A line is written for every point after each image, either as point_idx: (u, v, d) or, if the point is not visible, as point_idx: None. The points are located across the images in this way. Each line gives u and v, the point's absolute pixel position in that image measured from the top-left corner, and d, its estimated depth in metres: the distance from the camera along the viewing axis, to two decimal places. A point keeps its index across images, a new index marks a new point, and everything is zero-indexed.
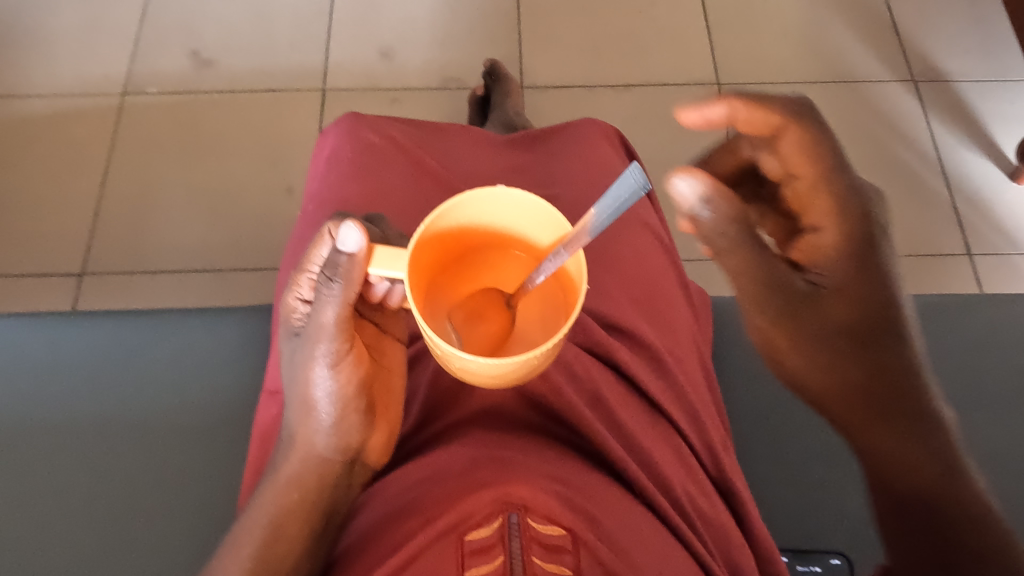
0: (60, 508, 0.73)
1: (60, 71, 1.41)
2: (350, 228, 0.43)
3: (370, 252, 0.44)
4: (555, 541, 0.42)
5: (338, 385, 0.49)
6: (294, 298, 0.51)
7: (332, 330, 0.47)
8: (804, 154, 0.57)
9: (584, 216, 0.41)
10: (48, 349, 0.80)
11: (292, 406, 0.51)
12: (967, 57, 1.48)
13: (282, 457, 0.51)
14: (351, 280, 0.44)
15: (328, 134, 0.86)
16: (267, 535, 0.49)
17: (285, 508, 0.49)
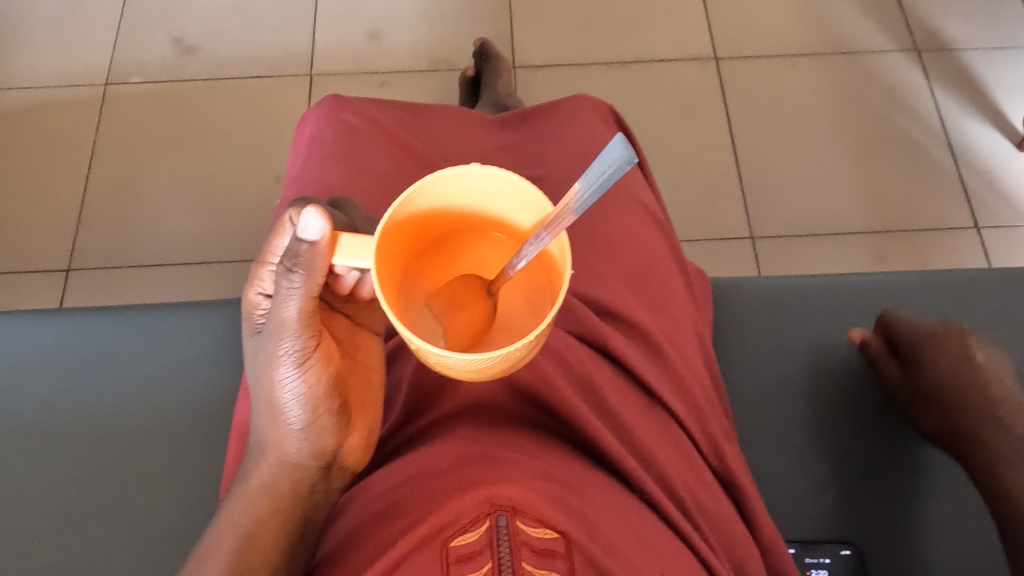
0: (40, 514, 0.71)
1: (40, 62, 1.37)
2: (311, 214, 0.39)
3: (335, 239, 0.40)
4: (546, 545, 0.39)
5: (306, 385, 0.45)
6: (255, 293, 0.47)
7: (296, 325, 0.44)
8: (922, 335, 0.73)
9: (568, 193, 0.37)
10: (24, 350, 0.77)
11: (258, 408, 0.47)
12: (972, 24, 1.44)
13: (252, 464, 0.48)
14: (314, 271, 0.41)
15: (308, 117, 0.82)
16: (235, 551, 0.44)
17: (256, 518, 0.46)
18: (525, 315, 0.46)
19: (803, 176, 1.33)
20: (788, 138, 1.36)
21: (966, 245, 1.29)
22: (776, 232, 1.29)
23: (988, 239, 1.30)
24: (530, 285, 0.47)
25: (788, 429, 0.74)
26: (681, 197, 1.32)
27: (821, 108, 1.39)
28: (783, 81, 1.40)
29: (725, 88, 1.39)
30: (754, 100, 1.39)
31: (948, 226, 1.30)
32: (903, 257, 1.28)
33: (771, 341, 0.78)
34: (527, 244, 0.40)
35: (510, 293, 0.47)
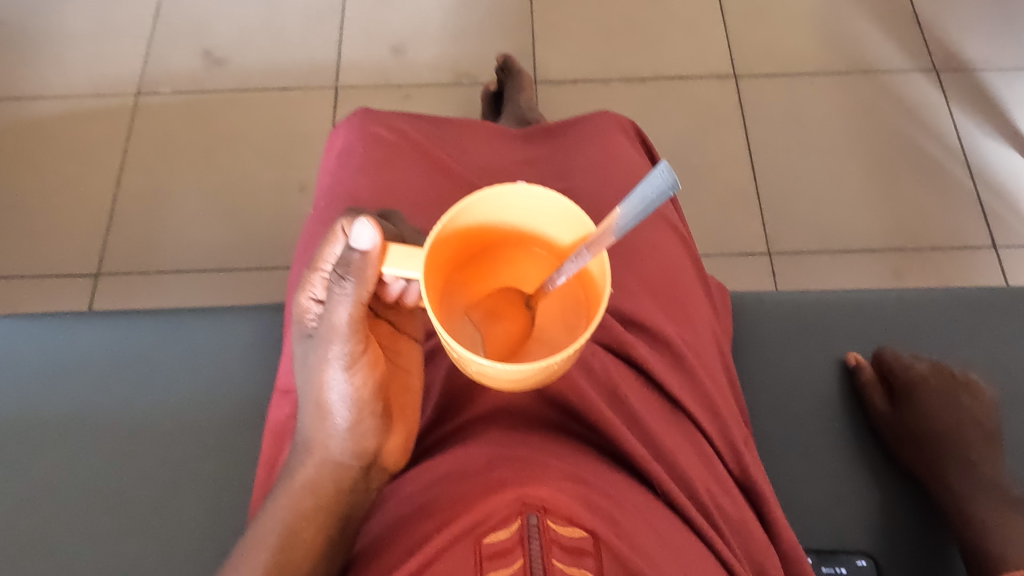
0: (76, 510, 0.73)
1: (74, 72, 1.41)
2: (364, 225, 0.42)
3: (385, 250, 0.43)
4: (575, 543, 0.41)
5: (353, 387, 0.47)
6: (307, 298, 0.50)
7: (346, 331, 0.46)
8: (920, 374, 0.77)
9: (610, 216, 0.39)
10: (63, 350, 0.80)
11: (306, 409, 0.49)
12: (990, 44, 1.45)
13: (296, 462, 0.50)
14: (364, 279, 0.43)
15: (340, 129, 0.85)
16: (280, 544, 0.47)
17: (299, 514, 0.48)
18: (560, 331, 0.47)
19: (821, 192, 1.35)
20: (806, 155, 1.38)
21: (983, 263, 1.30)
22: (794, 247, 1.31)
23: (1006, 257, 1.30)
24: (566, 301, 0.48)
25: (807, 441, 0.75)
26: (700, 212, 1.33)
27: (839, 125, 1.40)
28: (802, 98, 1.42)
29: (745, 105, 1.41)
30: (773, 117, 1.40)
31: (967, 244, 1.31)
32: (920, 275, 1.29)
33: (790, 355, 0.79)
34: (568, 261, 0.42)
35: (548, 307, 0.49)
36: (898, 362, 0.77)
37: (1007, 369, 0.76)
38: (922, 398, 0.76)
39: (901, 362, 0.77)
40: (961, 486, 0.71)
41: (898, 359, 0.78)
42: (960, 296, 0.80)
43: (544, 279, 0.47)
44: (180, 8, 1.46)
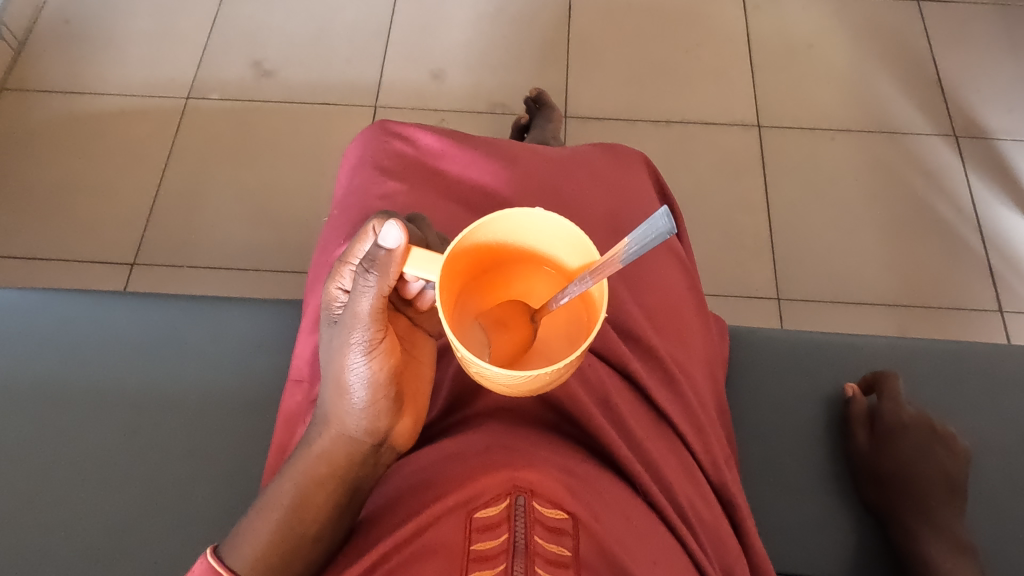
0: (98, 472, 0.78)
1: (131, 73, 1.50)
2: (393, 226, 0.46)
3: (408, 252, 0.47)
4: (557, 523, 0.46)
5: (371, 371, 0.52)
6: (335, 287, 0.55)
7: (367, 319, 0.51)
8: (903, 411, 0.79)
9: (616, 246, 0.42)
10: (101, 325, 0.86)
11: (326, 387, 0.55)
12: (1010, 115, 1.50)
13: (314, 434, 0.55)
14: (387, 274, 0.48)
15: (405, 125, 0.89)
16: (295, 505, 0.53)
17: (314, 481, 0.54)
18: (560, 345, 0.52)
19: (832, 244, 1.39)
20: (821, 207, 1.42)
21: (989, 325, 1.33)
22: (803, 294, 1.35)
23: (1011, 321, 1.33)
24: (570, 319, 0.53)
25: (789, 470, 0.79)
26: (713, 252, 1.38)
27: (856, 181, 1.44)
28: (821, 152, 1.47)
29: (765, 154, 1.46)
30: (791, 168, 1.45)
31: (973, 306, 1.34)
32: (925, 331, 1.32)
33: (782, 388, 0.83)
34: (572, 283, 0.46)
35: (551, 321, 0.54)
36: (894, 398, 0.79)
37: (984, 421, 0.79)
38: (909, 438, 0.78)
39: (896, 398, 0.79)
40: (923, 529, 0.72)
41: (894, 395, 0.80)
42: (947, 351, 0.84)
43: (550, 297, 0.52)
44: (236, 20, 1.55)
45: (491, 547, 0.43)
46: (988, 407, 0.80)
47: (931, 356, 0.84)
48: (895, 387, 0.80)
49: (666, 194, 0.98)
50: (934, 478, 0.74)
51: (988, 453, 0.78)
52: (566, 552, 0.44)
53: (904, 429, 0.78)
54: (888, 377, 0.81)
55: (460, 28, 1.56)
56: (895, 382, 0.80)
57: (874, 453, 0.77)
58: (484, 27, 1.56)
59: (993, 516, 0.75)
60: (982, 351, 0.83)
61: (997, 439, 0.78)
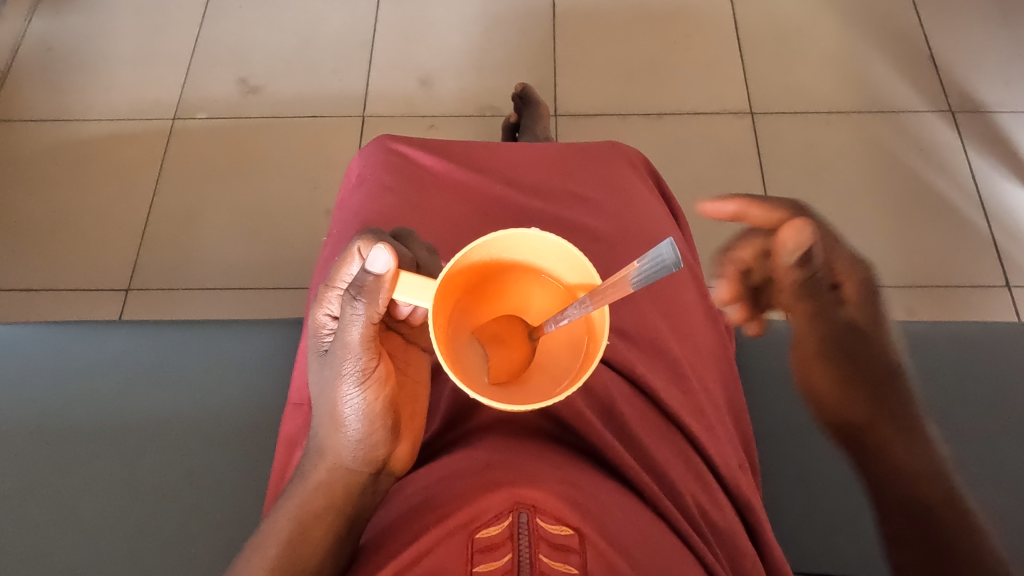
0: (95, 507, 0.76)
1: (116, 96, 1.48)
2: (380, 251, 0.46)
3: (397, 277, 0.47)
4: (562, 540, 0.44)
5: (365, 402, 0.52)
6: (323, 314, 0.54)
7: (359, 348, 0.50)
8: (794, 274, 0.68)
9: (624, 269, 0.41)
10: (92, 354, 0.84)
11: (320, 417, 0.54)
12: (1006, 88, 1.47)
13: (311, 465, 0.54)
14: (376, 301, 0.48)
15: (389, 142, 0.88)
16: (292, 539, 0.51)
17: (312, 513, 0.52)
18: (560, 361, 0.50)
19: (833, 228, 1.37)
20: (820, 192, 1.40)
21: (996, 302, 1.31)
22: None
23: (1020, 297, 1.31)
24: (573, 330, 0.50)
25: (802, 468, 0.79)
26: (713, 244, 1.36)
27: (855, 163, 1.42)
28: (816, 136, 1.45)
29: (759, 141, 1.44)
30: (788, 154, 1.43)
31: (980, 283, 1.32)
32: (932, 312, 1.30)
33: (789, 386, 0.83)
34: (570, 306, 0.45)
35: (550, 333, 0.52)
36: (863, 296, 0.71)
37: (984, 393, 0.79)
38: (888, 353, 0.74)
39: (867, 300, 0.72)
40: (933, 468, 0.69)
41: (860, 291, 0.71)
42: (955, 335, 0.82)
43: (549, 310, 0.51)
44: (219, 38, 1.53)
45: (494, 570, 0.42)
46: (986, 379, 0.80)
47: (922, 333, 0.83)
48: (858, 280, 0.71)
49: (662, 188, 0.97)
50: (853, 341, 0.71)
51: (994, 425, 0.77)
52: (573, 571, 0.43)
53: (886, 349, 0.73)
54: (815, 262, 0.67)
55: (445, 31, 1.54)
56: (852, 265, 0.70)
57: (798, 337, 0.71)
58: (469, 29, 1.54)
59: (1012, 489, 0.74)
60: (989, 332, 0.82)
61: (1001, 410, 0.78)
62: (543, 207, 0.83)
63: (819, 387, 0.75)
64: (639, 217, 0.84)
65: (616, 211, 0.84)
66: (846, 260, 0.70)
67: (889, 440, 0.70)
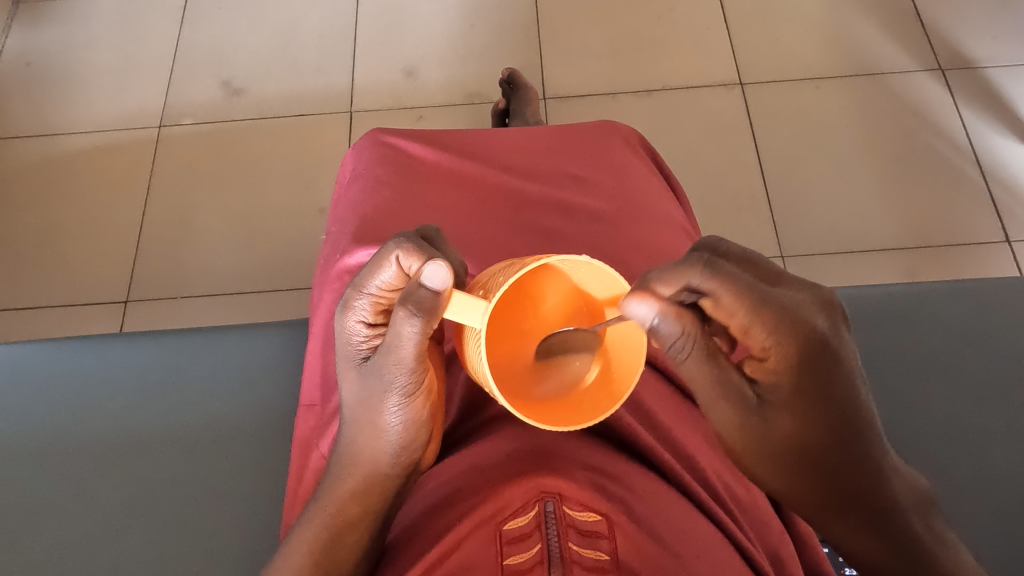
0: (115, 521, 0.76)
1: (99, 107, 1.47)
2: (441, 269, 0.46)
3: (451, 295, 0.46)
4: (591, 526, 0.45)
5: (410, 412, 0.53)
6: (355, 321, 0.53)
7: (411, 363, 0.51)
8: (736, 305, 0.51)
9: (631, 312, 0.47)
10: (98, 369, 0.83)
11: (360, 426, 0.55)
12: (994, 41, 1.46)
13: (346, 470, 0.55)
14: (432, 320, 0.48)
15: (383, 136, 0.87)
16: (332, 542, 0.54)
17: (349, 517, 0.54)
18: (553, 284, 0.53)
19: (830, 194, 1.36)
20: (816, 158, 1.39)
21: (997, 257, 1.30)
22: (807, 250, 1.32)
23: (1019, 251, 1.31)
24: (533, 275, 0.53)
25: None
26: (712, 218, 1.35)
27: (849, 128, 1.41)
28: (808, 102, 1.44)
29: (751, 111, 1.43)
30: (781, 123, 1.42)
31: (980, 240, 1.32)
32: (934, 271, 1.29)
33: None
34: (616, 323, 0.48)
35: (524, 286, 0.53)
36: (791, 368, 0.53)
37: (977, 356, 0.84)
38: (835, 412, 0.56)
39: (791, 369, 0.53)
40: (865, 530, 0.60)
41: (790, 359, 0.53)
42: (945, 319, 0.86)
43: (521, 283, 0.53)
44: (199, 42, 1.52)
45: (526, 561, 0.43)
46: (980, 343, 0.84)
47: (916, 302, 0.87)
48: (777, 342, 0.52)
49: (660, 165, 0.96)
50: (821, 370, 0.54)
51: (988, 384, 0.82)
52: (604, 557, 0.44)
53: (784, 400, 0.55)
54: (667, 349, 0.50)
55: (427, 19, 1.52)
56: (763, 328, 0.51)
57: (738, 378, 0.54)
58: (450, 17, 1.52)
59: (1007, 443, 0.79)
60: (978, 315, 0.86)
61: (992, 370, 0.83)
62: (544, 190, 0.82)
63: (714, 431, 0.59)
64: (642, 197, 0.84)
65: (616, 192, 0.84)
66: (751, 319, 0.51)
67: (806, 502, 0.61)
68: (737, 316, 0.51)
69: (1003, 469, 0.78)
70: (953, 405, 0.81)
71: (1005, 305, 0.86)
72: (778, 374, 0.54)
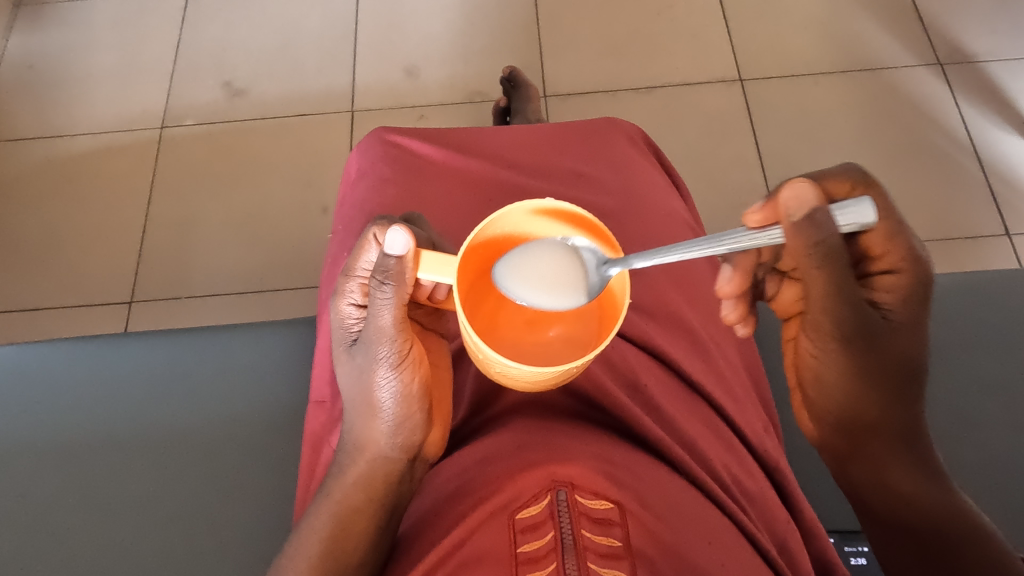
0: (125, 518, 0.76)
1: (101, 109, 1.47)
2: (397, 233, 0.48)
3: (418, 256, 0.49)
4: (602, 514, 0.45)
5: (401, 385, 0.53)
6: (346, 303, 0.56)
7: (391, 332, 0.52)
8: (891, 222, 0.54)
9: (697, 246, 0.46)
10: (106, 368, 0.84)
11: (357, 410, 0.55)
12: (991, 36, 1.47)
13: (350, 458, 0.56)
14: (403, 281, 0.49)
15: (386, 134, 0.88)
16: (337, 533, 0.54)
17: (354, 507, 0.54)
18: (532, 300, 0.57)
19: None
20: (816, 154, 1.40)
21: (997, 250, 1.31)
22: None
23: (1019, 244, 1.31)
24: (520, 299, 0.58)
25: None
26: (712, 214, 1.36)
27: (848, 123, 1.42)
28: (808, 98, 1.45)
29: (751, 107, 1.44)
30: (780, 118, 1.43)
31: (980, 234, 1.32)
32: (935, 265, 1.30)
33: None
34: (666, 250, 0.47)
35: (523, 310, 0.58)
36: (917, 296, 0.56)
37: (981, 346, 0.85)
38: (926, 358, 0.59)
39: (916, 298, 0.56)
40: (931, 483, 0.60)
41: (920, 288, 0.55)
42: (949, 309, 0.87)
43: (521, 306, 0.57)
44: (200, 43, 1.52)
45: (540, 548, 0.43)
46: (984, 333, 0.85)
47: None
48: (917, 268, 0.55)
49: (662, 160, 0.97)
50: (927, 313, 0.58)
51: (991, 375, 0.83)
52: (617, 543, 0.44)
53: (900, 325, 0.57)
54: (830, 243, 0.50)
55: (427, 18, 1.53)
56: (908, 250, 0.54)
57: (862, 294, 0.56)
58: (451, 15, 1.53)
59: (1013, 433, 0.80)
60: (981, 306, 0.87)
61: (996, 361, 0.84)
62: (548, 186, 0.83)
63: (807, 355, 0.59)
64: (644, 192, 0.84)
65: (619, 188, 0.84)
66: (900, 237, 0.54)
67: (875, 446, 0.61)
68: (888, 228, 0.54)
69: (1008, 459, 0.78)
70: (957, 403, 0.82)
71: (1008, 297, 0.87)
72: (906, 295, 0.56)
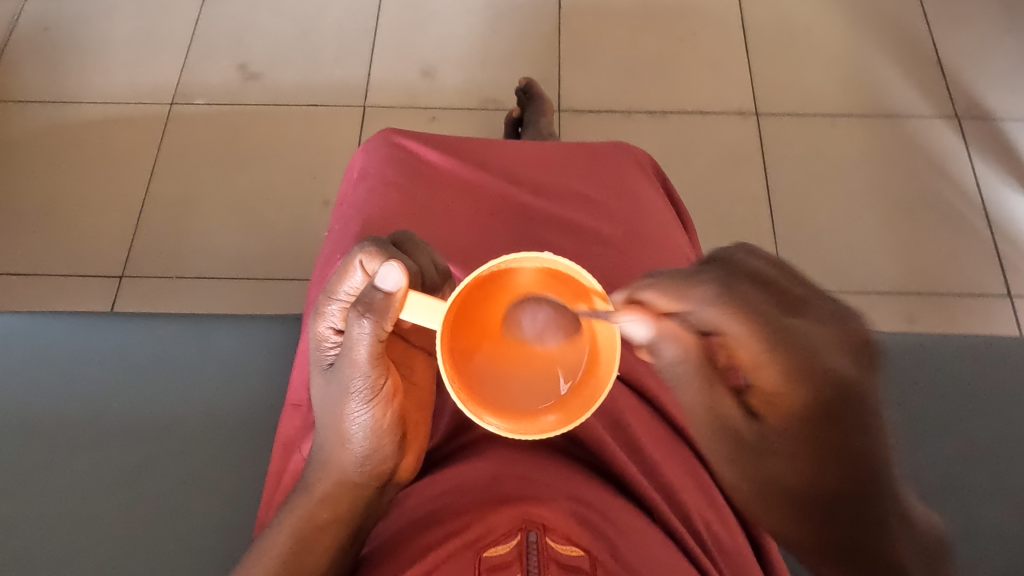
0: (87, 503, 0.74)
1: (112, 78, 1.45)
2: (391, 269, 0.48)
3: (405, 295, 0.48)
4: (574, 562, 0.43)
5: (372, 419, 0.53)
6: (326, 327, 0.56)
7: (366, 365, 0.51)
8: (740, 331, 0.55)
9: None
10: (83, 346, 0.82)
11: (326, 432, 0.55)
12: (1011, 96, 1.46)
13: (315, 476, 0.55)
14: (383, 318, 0.49)
15: (394, 137, 0.86)
16: (294, 552, 0.52)
17: (314, 526, 0.53)
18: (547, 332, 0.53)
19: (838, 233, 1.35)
20: (824, 196, 1.39)
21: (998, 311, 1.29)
22: None
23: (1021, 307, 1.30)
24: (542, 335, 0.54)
25: None
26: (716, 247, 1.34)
27: (860, 168, 1.41)
28: (822, 139, 1.43)
29: (764, 142, 1.43)
30: (792, 157, 1.42)
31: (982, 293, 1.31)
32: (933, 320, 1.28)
33: None
34: None
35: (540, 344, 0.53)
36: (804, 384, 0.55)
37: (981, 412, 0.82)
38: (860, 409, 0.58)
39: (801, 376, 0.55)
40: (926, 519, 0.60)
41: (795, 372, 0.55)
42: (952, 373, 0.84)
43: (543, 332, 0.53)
44: (219, 22, 1.51)
45: None
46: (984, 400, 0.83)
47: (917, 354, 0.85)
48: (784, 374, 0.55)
49: (669, 190, 0.95)
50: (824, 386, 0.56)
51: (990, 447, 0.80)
52: None
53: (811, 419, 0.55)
54: None
55: (450, 21, 1.52)
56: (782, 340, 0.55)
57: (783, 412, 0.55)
58: (473, 20, 1.52)
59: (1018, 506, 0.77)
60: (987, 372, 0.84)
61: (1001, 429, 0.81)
62: (551, 208, 0.82)
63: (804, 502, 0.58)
64: (648, 223, 0.83)
65: (622, 216, 0.83)
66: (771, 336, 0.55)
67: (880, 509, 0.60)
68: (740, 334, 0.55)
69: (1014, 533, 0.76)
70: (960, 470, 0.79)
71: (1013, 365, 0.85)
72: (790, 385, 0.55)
